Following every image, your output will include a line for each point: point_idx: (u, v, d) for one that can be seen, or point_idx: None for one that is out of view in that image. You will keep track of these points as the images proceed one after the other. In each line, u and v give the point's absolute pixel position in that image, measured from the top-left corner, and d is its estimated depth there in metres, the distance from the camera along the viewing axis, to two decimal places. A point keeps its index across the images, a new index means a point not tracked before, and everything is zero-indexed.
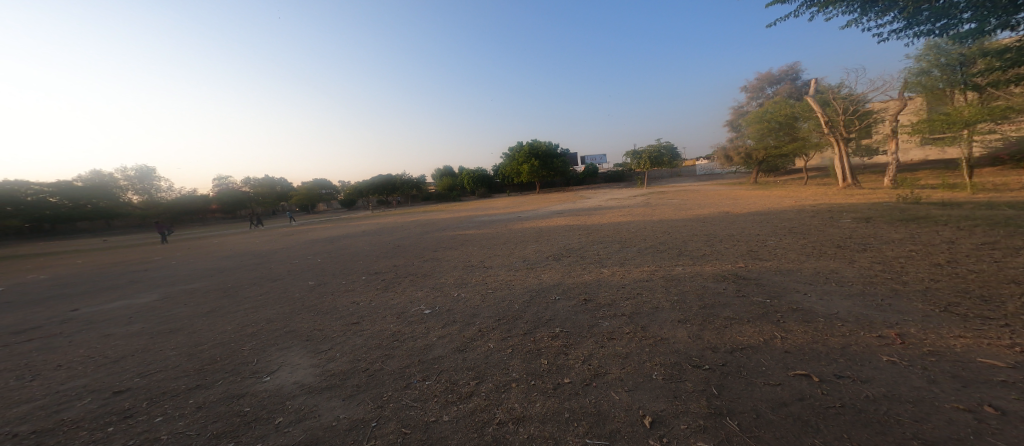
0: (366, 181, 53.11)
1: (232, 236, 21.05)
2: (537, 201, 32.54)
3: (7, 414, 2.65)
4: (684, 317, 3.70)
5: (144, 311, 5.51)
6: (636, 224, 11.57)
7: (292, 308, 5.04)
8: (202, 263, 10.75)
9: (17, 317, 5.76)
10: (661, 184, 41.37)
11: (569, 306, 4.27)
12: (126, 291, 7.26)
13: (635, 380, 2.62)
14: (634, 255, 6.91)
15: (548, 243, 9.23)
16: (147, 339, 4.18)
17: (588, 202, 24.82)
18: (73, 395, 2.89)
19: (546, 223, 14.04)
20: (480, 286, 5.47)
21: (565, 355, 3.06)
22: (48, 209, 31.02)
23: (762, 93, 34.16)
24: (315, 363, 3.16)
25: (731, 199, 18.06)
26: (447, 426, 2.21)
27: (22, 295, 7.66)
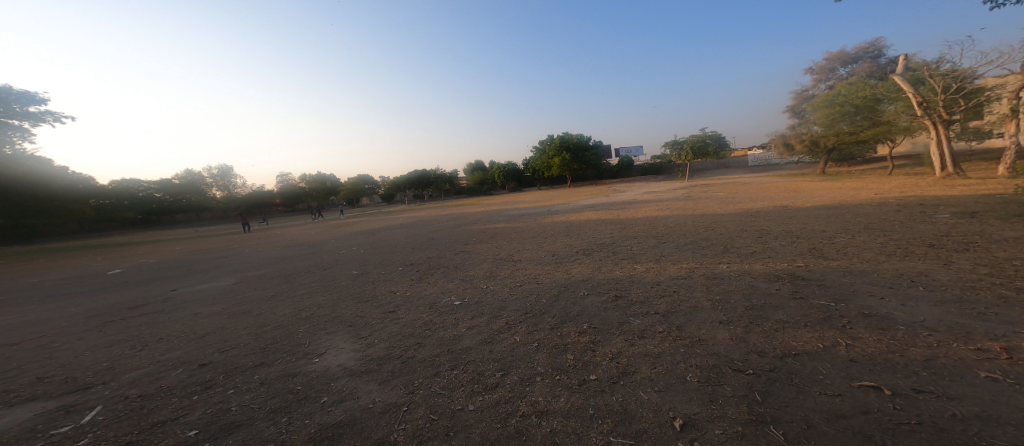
0: (403, 176, 55.37)
1: (288, 228, 22.83)
2: (571, 194, 32.10)
3: (123, 378, 3.12)
4: (725, 319, 3.50)
5: (222, 293, 6.21)
6: (674, 219, 11.02)
7: (337, 295, 5.42)
8: (264, 251, 11.85)
9: (129, 295, 6.73)
10: (709, 176, 38.96)
11: (598, 302, 4.20)
12: (207, 275, 8.22)
13: (666, 381, 2.54)
14: (672, 252, 6.62)
15: (578, 237, 9.08)
16: (225, 319, 4.70)
17: (622, 196, 24.08)
18: (170, 365, 3.34)
19: (577, 217, 13.79)
20: (508, 279, 5.53)
21: (592, 352, 3.02)
22: (155, 203, 36.39)
23: (833, 74, 30.71)
24: (357, 348, 3.39)
25: (792, 191, 16.53)
26: (472, 415, 2.28)
27: (128, 276, 8.92)
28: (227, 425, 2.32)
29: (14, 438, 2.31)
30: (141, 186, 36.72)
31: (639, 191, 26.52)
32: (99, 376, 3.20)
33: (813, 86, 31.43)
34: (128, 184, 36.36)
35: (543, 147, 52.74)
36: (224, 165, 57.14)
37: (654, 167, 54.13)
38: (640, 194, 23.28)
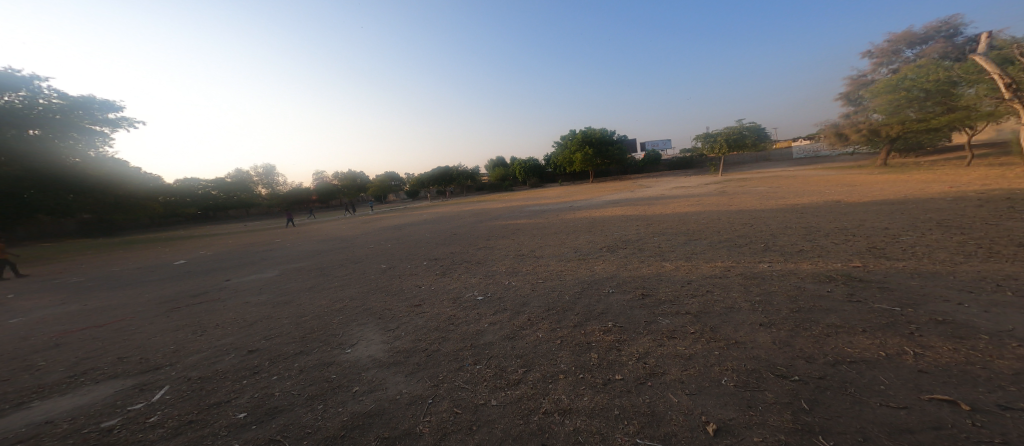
0: (427, 173, 57.98)
1: (323, 224, 24.04)
2: (598, 189, 31.46)
3: (186, 361, 3.44)
4: (765, 321, 3.29)
5: (268, 284, 6.68)
6: (706, 215, 10.51)
7: (366, 287, 5.66)
8: (302, 245, 12.56)
9: (189, 284, 7.38)
10: (749, 170, 36.76)
11: (623, 300, 4.10)
12: (254, 266, 8.84)
13: (697, 384, 2.44)
14: (705, 249, 6.32)
15: (601, 233, 8.90)
16: (269, 308, 5.05)
17: (649, 190, 23.33)
18: (223, 350, 3.63)
19: (600, 213, 13.51)
20: (530, 275, 5.52)
21: (618, 351, 2.96)
22: (211, 201, 39.58)
23: (898, 56, 27.88)
24: (385, 340, 3.53)
25: (845, 185, 15.21)
26: (495, 410, 2.31)
27: (187, 267, 9.78)
28: (271, 409, 2.48)
29: (98, 411, 2.60)
30: (199, 184, 40.25)
31: (666, 186, 25.56)
32: (165, 358, 3.54)
33: (874, 70, 28.70)
34: (188, 183, 39.92)
35: (565, 142, 51.86)
36: (269, 165, 60.98)
37: (685, 160, 51.83)
38: (667, 189, 22.44)
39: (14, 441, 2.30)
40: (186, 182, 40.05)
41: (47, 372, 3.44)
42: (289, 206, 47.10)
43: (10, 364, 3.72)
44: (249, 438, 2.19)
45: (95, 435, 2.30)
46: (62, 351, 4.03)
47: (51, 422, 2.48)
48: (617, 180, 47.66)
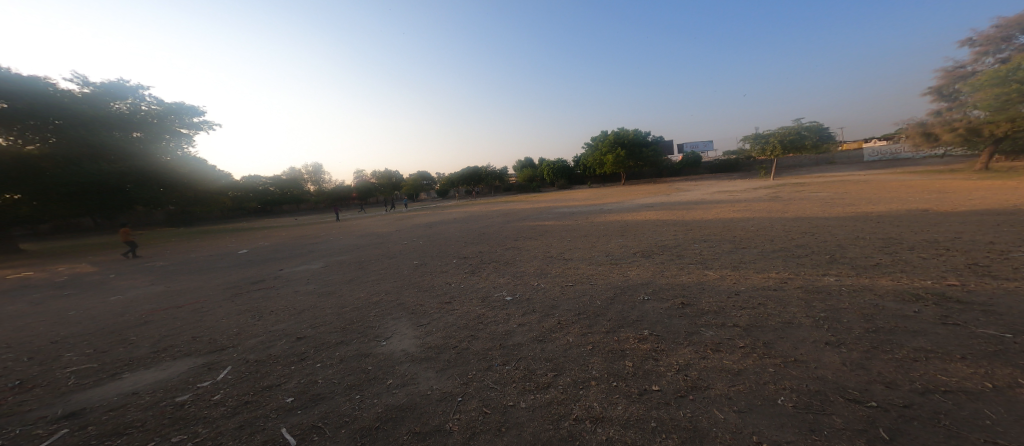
0: (458, 172, 59.62)
1: (364, 219, 25.43)
2: (634, 191, 30.34)
3: (247, 343, 3.82)
4: (832, 339, 2.98)
5: (314, 275, 7.22)
6: (754, 222, 9.74)
7: (400, 283, 5.93)
8: (343, 239, 13.36)
9: (247, 272, 8.14)
10: (811, 174, 33.56)
11: (660, 309, 3.94)
12: (301, 258, 9.58)
13: (748, 401, 2.27)
14: (755, 259, 5.88)
15: (634, 238, 8.59)
16: (315, 298, 5.46)
17: (687, 194, 22.13)
18: (277, 335, 3.98)
19: (633, 217, 13.02)
20: (559, 277, 5.48)
21: (655, 362, 2.84)
22: (270, 196, 43.01)
23: (1010, 43, 23.98)
24: (418, 335, 3.68)
25: (929, 192, 13.37)
26: (524, 413, 2.32)
27: (246, 256, 10.77)
28: (316, 395, 2.66)
29: (175, 386, 2.96)
30: (259, 180, 44.16)
31: (708, 190, 24.05)
32: (228, 340, 3.95)
33: (977, 60, 24.91)
34: (250, 180, 43.98)
35: (597, 143, 50.42)
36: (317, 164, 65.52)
37: (733, 163, 48.34)
38: (708, 193, 21.10)
39: (109, 407, 2.67)
40: (248, 179, 44.13)
41: (137, 346, 3.98)
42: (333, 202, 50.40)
43: (109, 338, 4.34)
44: (296, 422, 2.36)
45: (171, 408, 2.60)
46: (149, 327, 4.65)
47: (137, 393, 2.86)
48: (657, 182, 45.61)
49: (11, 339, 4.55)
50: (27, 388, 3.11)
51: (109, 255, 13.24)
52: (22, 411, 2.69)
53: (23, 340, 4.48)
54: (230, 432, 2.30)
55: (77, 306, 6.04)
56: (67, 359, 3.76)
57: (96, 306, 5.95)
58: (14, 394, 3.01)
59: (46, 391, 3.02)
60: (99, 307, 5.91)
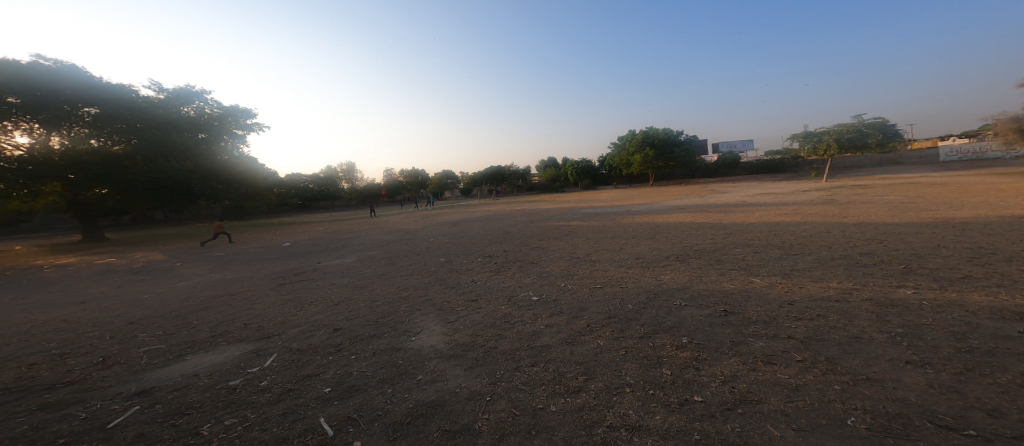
0: (482, 171, 60.70)
1: (396, 216, 26.28)
2: (667, 193, 29.09)
3: (291, 332, 4.07)
4: (913, 358, 2.60)
5: (349, 268, 7.58)
6: (805, 227, 8.96)
7: (428, 279, 6.07)
8: (373, 235, 13.89)
9: (289, 264, 8.71)
10: (873, 175, 30.46)
11: (700, 316, 3.70)
12: (337, 252, 10.08)
13: (810, 420, 2.00)
14: (811, 267, 5.39)
15: (666, 241, 8.23)
16: (350, 291, 5.72)
17: (724, 196, 20.87)
18: (316, 326, 4.20)
19: (664, 219, 12.47)
20: (587, 279, 5.36)
21: (696, 370, 2.62)
22: (309, 193, 45.67)
23: None
24: (446, 332, 3.73)
25: (1021, 196, 11.64)
26: (555, 417, 2.18)
27: (287, 250, 11.50)
28: (350, 387, 2.67)
29: (227, 370, 3.18)
30: (300, 179, 47.07)
31: (748, 192, 22.55)
32: (273, 329, 4.23)
33: None
34: (293, 177, 47.03)
35: (623, 143, 49.09)
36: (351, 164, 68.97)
37: (779, 163, 44.97)
38: (747, 196, 19.77)
39: (172, 387, 2.91)
40: (292, 176, 47.18)
41: (199, 330, 4.37)
42: (365, 199, 52.85)
43: (176, 321, 4.82)
44: (333, 412, 2.35)
45: (223, 391, 2.76)
46: (207, 313, 5.10)
47: (196, 376, 3.10)
48: (694, 183, 43.46)
49: (97, 318, 5.18)
50: (108, 365, 3.50)
51: (176, 245, 14.61)
52: (103, 387, 3.02)
53: (106, 320, 5.08)
54: (273, 418, 2.33)
55: (149, 290, 6.77)
56: (142, 339, 4.20)
57: (164, 291, 6.63)
58: (97, 370, 3.40)
59: (123, 369, 3.38)
60: (166, 292, 6.58)
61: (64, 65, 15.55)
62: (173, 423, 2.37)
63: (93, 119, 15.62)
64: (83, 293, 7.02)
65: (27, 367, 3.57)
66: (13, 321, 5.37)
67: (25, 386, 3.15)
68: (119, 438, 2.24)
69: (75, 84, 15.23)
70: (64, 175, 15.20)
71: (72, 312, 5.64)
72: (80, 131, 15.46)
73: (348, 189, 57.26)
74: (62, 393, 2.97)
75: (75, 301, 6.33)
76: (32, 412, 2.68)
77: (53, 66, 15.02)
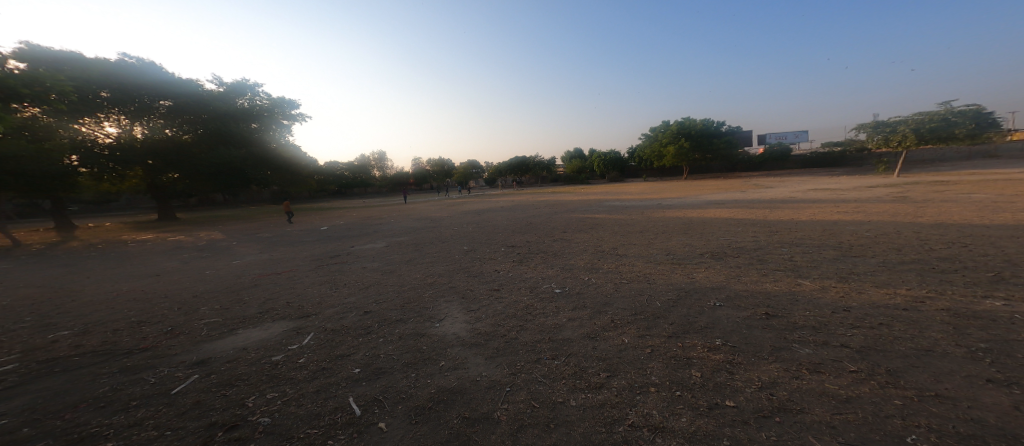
0: (507, 162, 61.10)
1: (427, 203, 26.93)
2: (703, 187, 27.59)
3: (327, 312, 4.32)
4: (995, 377, 2.30)
5: (380, 253, 7.92)
6: (867, 227, 8.12)
7: (453, 267, 6.20)
8: (402, 222, 14.36)
9: (326, 247, 9.26)
10: (955, 171, 27.01)
11: (737, 318, 3.50)
12: (369, 237, 10.57)
13: (859, 434, 1.84)
14: (874, 272, 4.88)
15: (701, 237, 7.81)
16: (380, 275, 5.99)
17: (766, 191, 19.43)
18: (349, 308, 4.44)
19: (700, 214, 11.80)
20: (613, 273, 5.23)
21: (729, 374, 2.48)
22: (344, 180, 48.14)
23: None
24: (469, 320, 3.80)
25: None
26: (574, 412, 2.16)
27: (324, 233, 12.20)
28: (377, 369, 2.81)
29: (271, 346, 3.45)
30: (337, 167, 49.49)
31: (798, 188, 20.77)
32: (312, 308, 4.52)
33: None
34: (331, 166, 49.68)
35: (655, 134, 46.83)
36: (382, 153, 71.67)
37: (840, 155, 40.98)
38: (797, 191, 18.23)
39: (224, 359, 3.21)
40: (330, 165, 49.77)
41: (248, 306, 4.77)
42: (395, 186, 54.64)
43: (230, 296, 5.30)
44: (361, 392, 2.48)
45: (268, 366, 3.00)
46: (256, 290, 5.55)
47: (244, 349, 3.39)
48: (739, 177, 40.73)
49: (167, 290, 5.82)
50: (175, 334, 3.92)
51: (233, 226, 15.90)
52: (169, 355, 3.39)
53: (173, 292, 5.68)
54: (308, 394, 2.50)
55: (208, 267, 7.48)
56: (202, 312, 4.66)
57: (221, 268, 7.30)
58: (165, 339, 3.81)
59: (186, 339, 3.77)
60: (222, 269, 7.24)
61: (144, 63, 17.44)
62: (224, 393, 2.60)
63: (167, 111, 17.53)
64: (156, 266, 7.90)
65: (111, 332, 4.09)
66: (102, 289, 6.18)
67: (109, 350, 3.61)
68: (181, 404, 2.51)
69: (152, 80, 17.02)
70: (145, 162, 16.93)
71: (147, 283, 6.38)
72: (157, 122, 17.33)
73: (382, 177, 59.48)
74: (136, 358, 3.36)
75: (149, 274, 7.15)
76: (112, 374, 3.06)
77: (132, 64, 16.87)
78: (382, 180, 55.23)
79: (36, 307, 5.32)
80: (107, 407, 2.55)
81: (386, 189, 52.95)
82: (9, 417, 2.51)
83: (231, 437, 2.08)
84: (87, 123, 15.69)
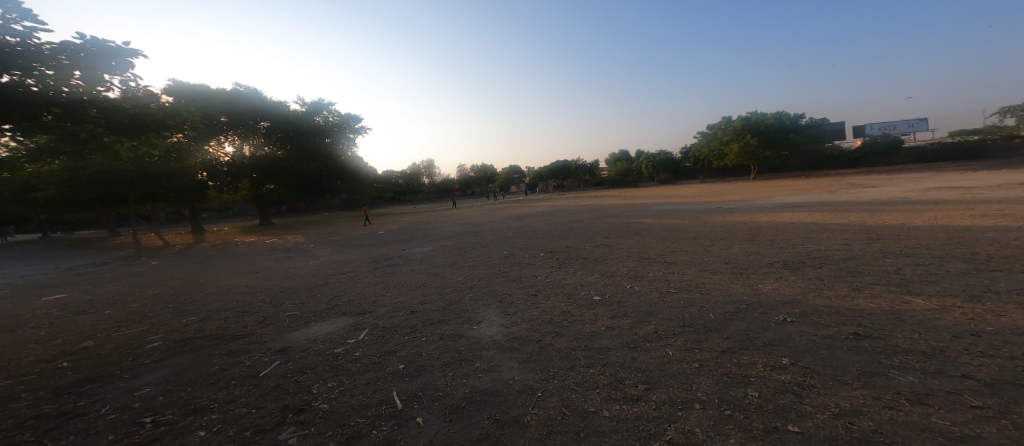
0: (549, 166, 60.84)
1: (475, 208, 27.86)
2: (776, 188, 24.63)
3: (380, 310, 4.67)
4: None
5: (429, 256, 8.36)
6: (1010, 235, 6.53)
7: (492, 271, 6.31)
8: (446, 227, 14.97)
9: (382, 249, 10.04)
10: None
11: (812, 336, 3.04)
12: (418, 241, 11.22)
13: None
14: (1019, 290, 3.90)
15: (769, 245, 6.95)
16: (426, 277, 6.32)
17: (861, 192, 16.64)
18: (397, 307, 4.73)
19: (771, 219, 10.53)
20: (659, 282, 4.90)
21: (795, 397, 2.17)
22: (400, 188, 51.81)
23: None
24: (505, 324, 3.83)
25: None
26: (607, 423, 2.06)
27: (379, 237, 13.25)
28: (419, 367, 2.96)
29: (331, 339, 3.80)
30: (394, 175, 53.31)
31: (911, 187, 17.40)
32: (368, 306, 4.91)
33: None
34: (388, 174, 53.82)
35: (714, 130, 42.86)
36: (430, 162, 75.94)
37: (976, 146, 33.71)
38: (911, 192, 15.23)
39: (298, 349, 3.62)
40: (387, 173, 53.97)
41: (318, 302, 5.34)
42: (445, 193, 57.44)
43: (306, 292, 5.99)
44: (404, 387, 2.63)
45: (330, 357, 3.32)
46: (325, 288, 6.19)
47: (312, 341, 3.79)
48: (832, 175, 35.59)
49: (262, 285, 6.80)
50: (265, 324, 4.53)
51: (313, 230, 17.92)
52: (259, 342, 3.93)
53: (265, 287, 6.59)
54: (360, 386, 2.72)
55: (292, 266, 8.56)
56: (286, 305, 5.32)
57: (301, 267, 8.31)
58: (259, 327, 4.43)
59: (273, 329, 4.34)
60: (301, 268, 8.25)
61: (250, 90, 20.53)
62: (297, 380, 2.93)
63: (267, 131, 20.55)
64: (255, 265, 9.26)
65: (223, 319, 4.86)
66: (218, 283, 7.40)
67: (219, 335, 4.29)
68: (265, 386, 2.88)
69: (256, 104, 19.97)
70: (251, 174, 19.94)
71: (249, 278, 7.51)
72: (258, 141, 20.68)
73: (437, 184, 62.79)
74: (236, 343, 3.95)
75: (251, 270, 8.43)
76: (220, 356, 3.63)
77: (242, 91, 19.97)
78: (434, 187, 58.27)
79: (176, 296, 6.57)
80: (214, 384, 3.02)
81: (438, 196, 55.73)
82: (150, 385, 3.11)
83: (299, 419, 2.34)
84: (212, 144, 19.23)
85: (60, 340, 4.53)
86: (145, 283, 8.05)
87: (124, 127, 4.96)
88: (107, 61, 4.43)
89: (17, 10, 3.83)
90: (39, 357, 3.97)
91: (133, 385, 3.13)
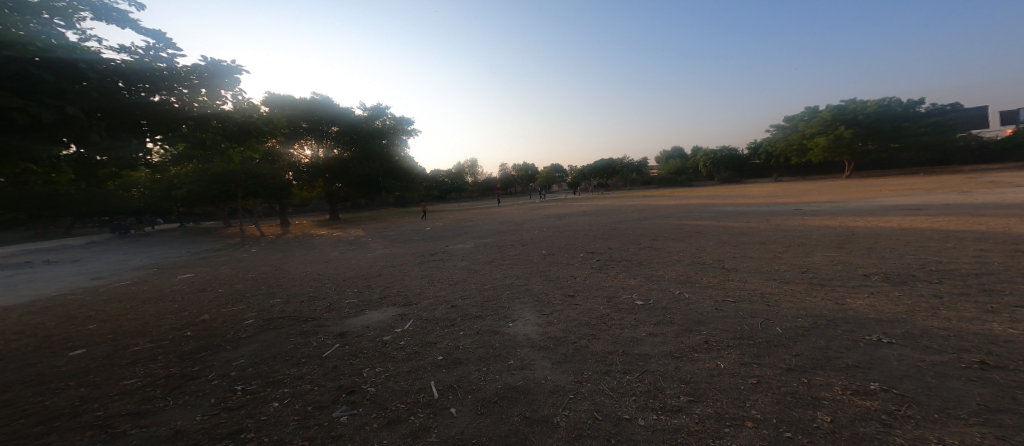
0: (591, 165, 59.20)
1: (524, 206, 28.07)
2: (862, 188, 21.38)
3: (424, 303, 4.88)
4: None
5: (471, 253, 8.59)
6: None
7: (531, 270, 6.29)
8: (489, 225, 15.27)
9: (430, 245, 10.52)
10: None
11: (910, 361, 2.58)
12: (462, 238, 11.57)
13: None
14: None
15: (863, 254, 6.00)
16: (466, 273, 6.49)
17: (992, 193, 13.64)
18: (437, 301, 4.91)
19: (865, 224, 9.07)
20: (714, 289, 4.49)
21: (879, 427, 1.86)
22: (449, 186, 53.99)
23: None
24: (540, 323, 3.80)
25: None
26: (641, 432, 1.94)
27: (427, 233, 13.92)
28: (455, 359, 3.05)
29: (380, 327, 4.07)
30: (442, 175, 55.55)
31: None
32: (413, 298, 5.18)
33: None
34: (437, 174, 56.18)
35: (792, 123, 38.33)
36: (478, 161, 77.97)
37: None
38: None
39: (353, 334, 3.93)
40: (436, 173, 56.42)
41: (372, 292, 5.75)
42: (486, 192, 59.11)
43: (362, 282, 6.49)
44: (440, 378, 2.74)
45: (378, 344, 3.57)
46: (379, 279, 6.68)
47: (365, 328, 4.09)
48: (951, 173, 29.88)
49: (329, 273, 7.51)
50: (329, 309, 5.00)
51: (373, 225, 19.41)
52: (324, 325, 4.35)
53: (331, 276, 7.27)
54: (402, 373, 2.88)
55: (353, 257, 9.34)
56: (347, 293, 5.82)
57: (360, 259, 9.04)
58: (325, 312, 4.89)
59: (335, 314, 4.76)
60: (359, 260, 8.96)
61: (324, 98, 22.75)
62: (351, 362, 3.19)
63: (337, 134, 22.63)
64: (322, 255, 10.28)
65: (299, 303, 5.46)
66: (294, 270, 8.33)
67: (293, 316, 4.82)
68: (325, 366, 3.18)
69: (328, 110, 22.11)
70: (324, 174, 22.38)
71: (319, 267, 8.36)
72: (329, 144, 22.84)
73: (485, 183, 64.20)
74: (307, 325, 4.41)
75: (320, 260, 9.37)
76: (294, 335, 4.08)
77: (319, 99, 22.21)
78: (483, 186, 59.63)
79: (263, 280, 7.55)
80: (288, 360, 3.41)
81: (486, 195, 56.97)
82: (241, 357, 3.60)
83: (350, 399, 2.54)
84: (295, 148, 21.63)
85: (185, 312, 5.45)
86: (239, 268, 9.35)
87: (234, 134, 5.76)
88: (224, 79, 5.18)
89: (163, 41, 4.60)
90: (170, 326, 4.80)
91: (230, 356, 3.65)
